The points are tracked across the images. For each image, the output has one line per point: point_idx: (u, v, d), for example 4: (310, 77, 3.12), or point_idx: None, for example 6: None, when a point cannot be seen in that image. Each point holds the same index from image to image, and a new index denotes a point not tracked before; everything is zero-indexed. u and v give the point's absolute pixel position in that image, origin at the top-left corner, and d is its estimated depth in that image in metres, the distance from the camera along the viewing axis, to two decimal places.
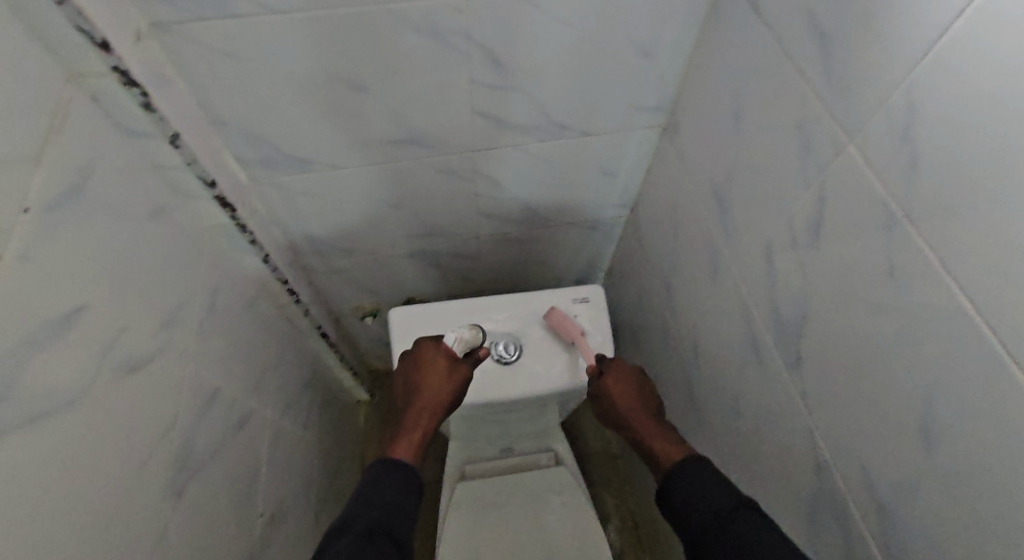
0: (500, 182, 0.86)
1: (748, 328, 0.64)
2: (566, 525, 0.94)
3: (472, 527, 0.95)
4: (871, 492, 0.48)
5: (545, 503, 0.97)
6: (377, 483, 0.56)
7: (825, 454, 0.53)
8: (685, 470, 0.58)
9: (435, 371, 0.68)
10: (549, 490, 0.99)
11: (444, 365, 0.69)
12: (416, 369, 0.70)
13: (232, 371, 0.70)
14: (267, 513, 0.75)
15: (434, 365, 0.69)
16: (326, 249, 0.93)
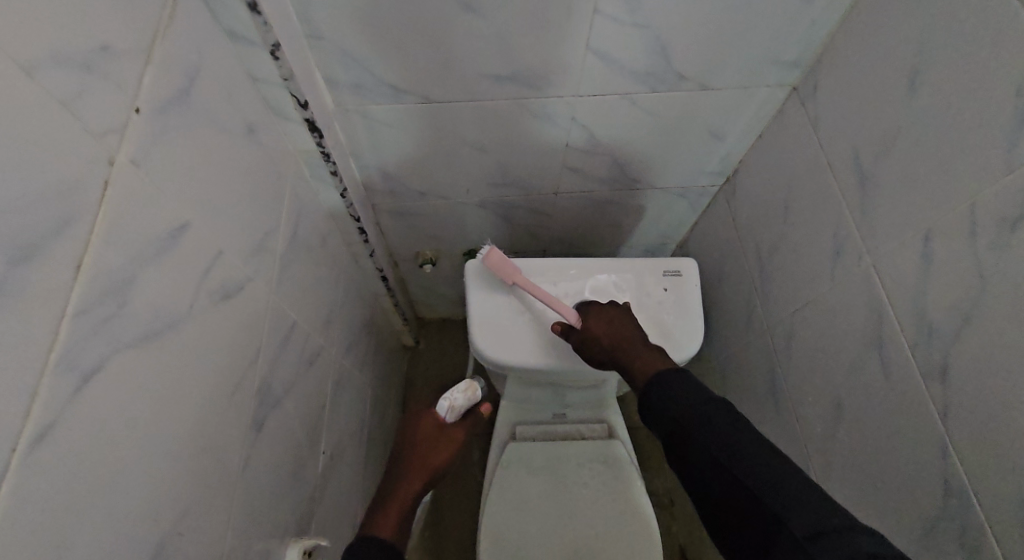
0: (596, 135, 0.79)
1: (871, 325, 0.58)
2: (608, 506, 0.92)
3: (520, 498, 0.93)
4: (1023, 525, 0.43)
5: (592, 479, 0.94)
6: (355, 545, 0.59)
7: (960, 474, 0.48)
8: (670, 385, 0.54)
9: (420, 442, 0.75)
10: (596, 465, 0.95)
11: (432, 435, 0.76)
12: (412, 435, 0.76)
13: (306, 306, 0.67)
14: (328, 451, 0.74)
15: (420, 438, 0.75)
16: (400, 191, 0.88)
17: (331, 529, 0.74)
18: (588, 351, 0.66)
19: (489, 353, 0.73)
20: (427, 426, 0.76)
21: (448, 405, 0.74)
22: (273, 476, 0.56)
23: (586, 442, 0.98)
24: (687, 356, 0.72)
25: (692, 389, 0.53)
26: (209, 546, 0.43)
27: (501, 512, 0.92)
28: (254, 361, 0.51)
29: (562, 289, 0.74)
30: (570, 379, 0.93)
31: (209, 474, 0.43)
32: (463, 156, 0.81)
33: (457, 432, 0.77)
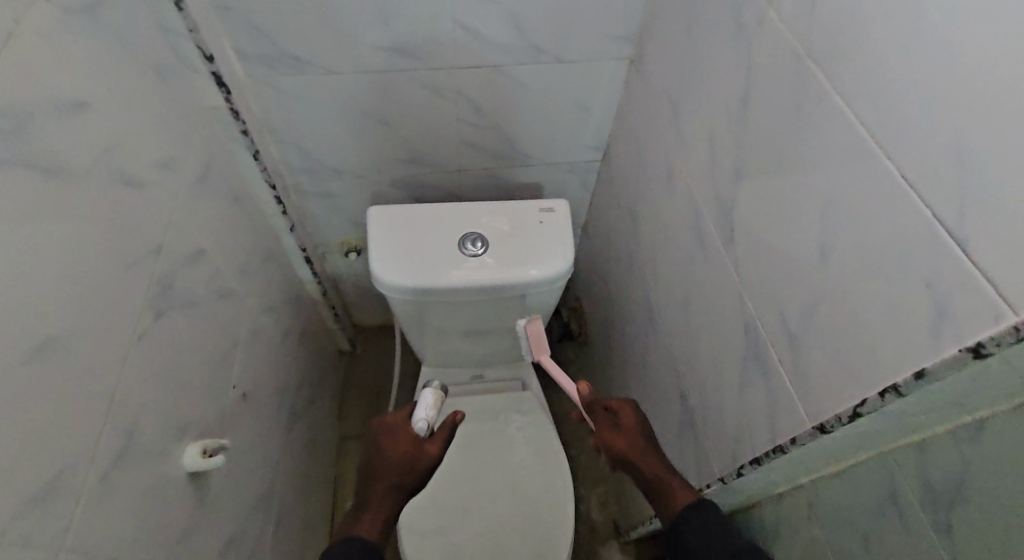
0: (481, 108, 0.92)
1: (698, 223, 0.70)
2: (527, 451, 0.98)
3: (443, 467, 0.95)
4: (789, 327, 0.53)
5: (509, 435, 0.99)
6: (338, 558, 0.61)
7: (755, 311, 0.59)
8: (702, 519, 0.65)
9: (395, 454, 0.68)
10: (512, 421, 1.01)
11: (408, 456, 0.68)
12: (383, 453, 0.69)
13: (220, 246, 0.75)
14: (242, 390, 0.78)
15: (394, 453, 0.68)
16: (318, 171, 0.98)
17: (246, 467, 0.77)
18: (610, 439, 0.74)
19: (390, 279, 0.78)
20: (402, 437, 0.69)
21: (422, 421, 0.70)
22: (177, 369, 0.61)
23: (504, 396, 1.05)
24: (564, 271, 0.80)
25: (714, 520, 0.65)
26: (104, 384, 0.48)
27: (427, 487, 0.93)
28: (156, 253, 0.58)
29: (454, 225, 0.82)
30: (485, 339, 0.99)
31: (106, 323, 0.49)
32: (368, 129, 0.92)
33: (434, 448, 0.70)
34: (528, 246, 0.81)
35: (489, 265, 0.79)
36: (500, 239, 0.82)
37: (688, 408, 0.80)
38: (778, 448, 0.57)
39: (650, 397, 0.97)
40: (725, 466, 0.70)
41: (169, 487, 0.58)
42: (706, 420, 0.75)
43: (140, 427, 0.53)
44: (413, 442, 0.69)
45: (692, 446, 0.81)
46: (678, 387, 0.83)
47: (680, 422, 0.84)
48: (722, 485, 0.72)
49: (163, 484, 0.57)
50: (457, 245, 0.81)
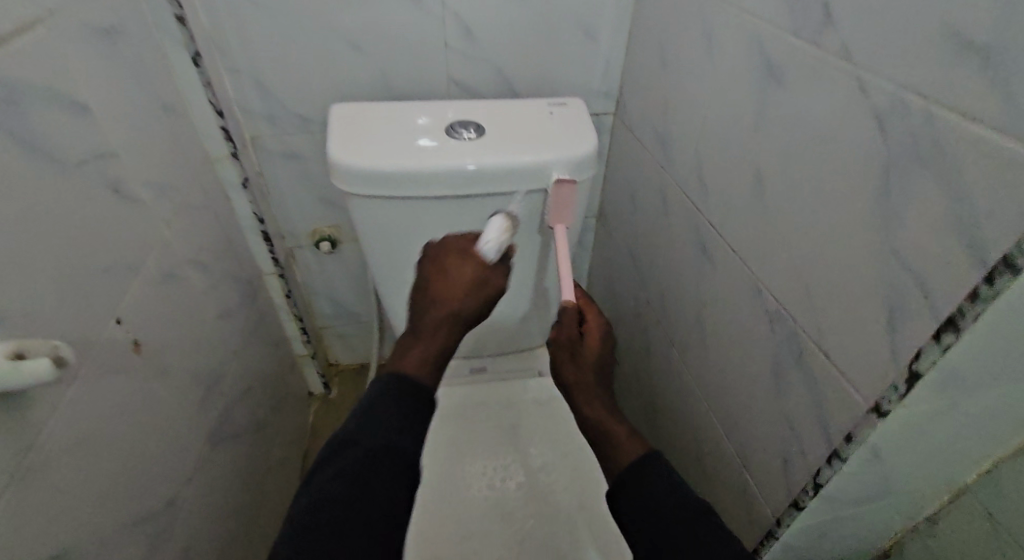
0: (472, 29, 0.81)
1: (756, 56, 0.54)
2: (545, 447, 0.71)
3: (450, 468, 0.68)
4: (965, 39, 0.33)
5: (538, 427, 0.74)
6: (382, 396, 0.46)
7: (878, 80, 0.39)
8: (644, 478, 0.49)
9: (454, 278, 0.53)
10: (540, 412, 0.76)
11: (471, 282, 0.53)
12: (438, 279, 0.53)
13: (136, 130, 0.58)
14: (134, 337, 0.54)
15: (455, 280, 0.53)
16: (281, 118, 0.84)
17: (124, 443, 0.51)
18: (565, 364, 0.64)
19: (363, 164, 0.59)
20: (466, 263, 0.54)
21: (495, 242, 0.54)
22: (8, 212, 0.39)
23: (513, 387, 0.80)
24: (583, 156, 0.63)
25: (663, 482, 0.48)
26: None
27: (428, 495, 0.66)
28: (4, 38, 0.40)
29: (439, 115, 0.66)
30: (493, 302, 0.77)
31: None
32: (341, 57, 0.80)
33: (501, 279, 0.55)
34: (534, 133, 0.65)
35: (487, 147, 0.62)
36: (499, 127, 0.65)
37: (778, 338, 0.56)
38: (996, 271, 0.33)
39: (710, 366, 0.72)
40: (869, 384, 0.44)
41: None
42: (815, 333, 0.50)
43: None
44: (480, 265, 0.54)
45: (795, 395, 0.54)
46: (755, 317, 0.60)
47: (769, 371, 0.58)
48: (876, 423, 0.45)
49: None
50: (444, 130, 0.64)
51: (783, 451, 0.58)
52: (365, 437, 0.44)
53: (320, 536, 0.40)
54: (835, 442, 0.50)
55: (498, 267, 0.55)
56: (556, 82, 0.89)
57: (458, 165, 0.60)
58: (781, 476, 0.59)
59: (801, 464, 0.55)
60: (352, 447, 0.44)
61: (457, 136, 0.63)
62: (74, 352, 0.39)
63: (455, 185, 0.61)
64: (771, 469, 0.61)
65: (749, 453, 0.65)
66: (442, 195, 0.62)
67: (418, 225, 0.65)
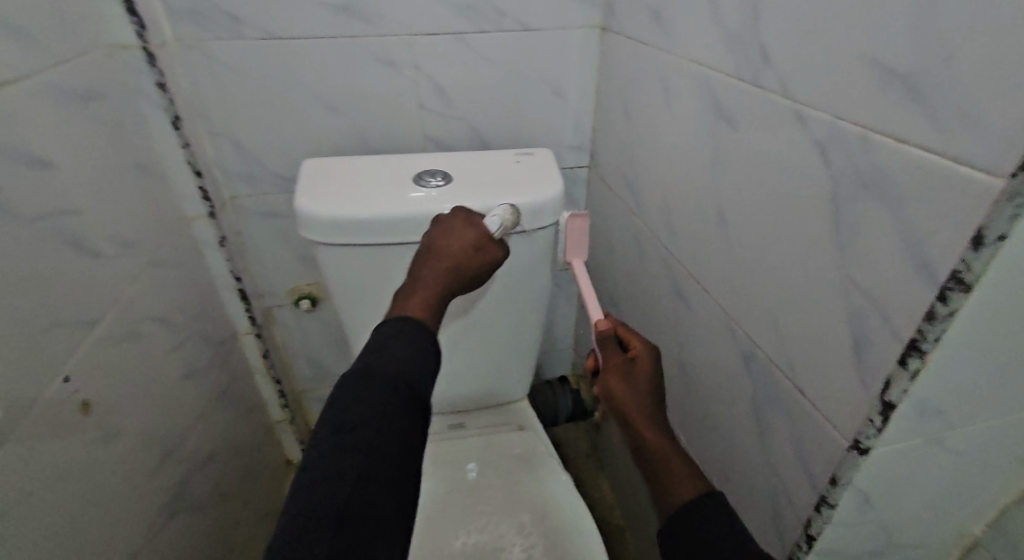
0: (444, 89, 0.85)
1: (705, 99, 0.56)
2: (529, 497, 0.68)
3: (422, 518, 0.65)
4: (881, 64, 0.35)
5: (525, 485, 0.70)
6: (394, 333, 0.46)
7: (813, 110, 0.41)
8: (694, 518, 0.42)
9: (450, 242, 0.54)
10: (530, 470, 0.72)
11: (466, 246, 0.55)
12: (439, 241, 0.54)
13: (105, 184, 0.59)
14: (85, 394, 0.51)
15: (461, 244, 0.54)
16: (259, 177, 0.86)
17: (60, 512, 0.47)
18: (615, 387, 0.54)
19: (333, 214, 0.60)
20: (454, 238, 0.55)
21: (500, 218, 0.58)
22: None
23: (495, 439, 0.78)
24: (551, 199, 0.64)
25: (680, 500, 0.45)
26: None
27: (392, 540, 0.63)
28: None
29: (409, 166, 0.67)
30: (464, 334, 0.74)
31: None
32: (318, 118, 0.83)
33: (497, 252, 0.57)
34: (502, 179, 0.66)
35: (456, 193, 0.63)
36: (468, 175, 0.66)
37: (756, 378, 0.54)
38: (948, 289, 0.32)
39: (694, 412, 0.69)
40: (847, 419, 0.42)
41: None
42: (789, 369, 0.48)
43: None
44: (480, 231, 0.56)
45: (777, 438, 0.52)
46: (731, 355, 0.58)
47: (750, 414, 0.56)
48: (858, 462, 0.42)
49: None
50: (414, 179, 0.65)
51: (773, 501, 0.54)
52: (378, 370, 0.43)
53: (356, 468, 0.39)
54: (821, 488, 0.47)
55: (497, 240, 0.57)
56: (527, 138, 0.93)
57: (427, 214, 0.61)
58: (773, 531, 0.55)
59: (791, 515, 0.52)
60: (372, 382, 0.42)
61: (425, 185, 0.64)
62: None
63: (421, 231, 0.62)
64: (763, 524, 0.57)
65: (738, 507, 0.61)
66: (408, 241, 0.62)
67: (386, 272, 0.65)
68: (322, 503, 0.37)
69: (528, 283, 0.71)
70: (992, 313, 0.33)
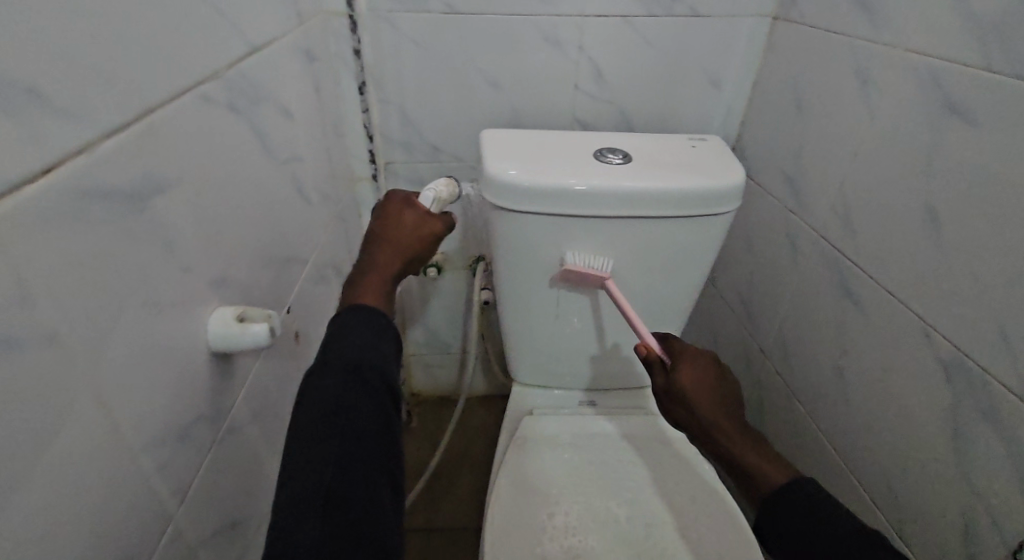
0: (603, 72, 0.86)
1: (931, 95, 0.54)
2: (670, 484, 0.67)
3: (519, 490, 0.67)
4: None
5: (631, 483, 0.67)
6: (348, 325, 0.45)
7: None
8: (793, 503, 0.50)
9: (402, 225, 0.57)
10: (656, 458, 0.71)
11: (416, 229, 0.58)
12: (380, 230, 0.56)
13: (315, 140, 0.64)
14: (296, 328, 0.56)
15: (408, 230, 0.57)
16: (418, 147, 0.89)
17: (278, 432, 0.52)
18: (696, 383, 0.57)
19: (519, 180, 0.62)
20: (391, 225, 0.57)
21: (433, 194, 0.61)
22: (244, 197, 0.43)
23: (626, 421, 0.77)
24: (731, 186, 0.64)
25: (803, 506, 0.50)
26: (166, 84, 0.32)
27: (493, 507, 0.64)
28: (259, 46, 0.46)
29: (584, 143, 0.69)
30: (532, 325, 0.76)
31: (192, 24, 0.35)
32: (480, 93, 0.85)
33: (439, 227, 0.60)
34: (680, 162, 0.66)
35: (637, 172, 0.63)
36: (644, 155, 0.67)
37: (956, 389, 0.51)
38: None
39: (847, 418, 0.67)
40: None
41: (192, 325, 0.35)
42: (1016, 382, 0.45)
43: (184, 189, 0.34)
44: (418, 212, 0.59)
45: (983, 454, 0.49)
46: (918, 362, 0.56)
47: (941, 427, 0.53)
48: None
49: (194, 318, 0.35)
50: (593, 155, 0.66)
51: (961, 520, 0.51)
52: (343, 358, 0.42)
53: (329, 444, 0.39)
54: None
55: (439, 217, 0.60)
56: (675, 127, 0.92)
57: (609, 189, 0.62)
58: (958, 549, 0.52)
59: (988, 535, 0.49)
60: (327, 371, 0.42)
61: (604, 161, 0.65)
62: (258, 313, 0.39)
63: (602, 205, 0.63)
64: (940, 541, 0.54)
65: (904, 522, 0.59)
66: (588, 214, 0.63)
67: (557, 242, 0.66)
68: (291, 535, 0.35)
69: (688, 270, 0.70)
70: None
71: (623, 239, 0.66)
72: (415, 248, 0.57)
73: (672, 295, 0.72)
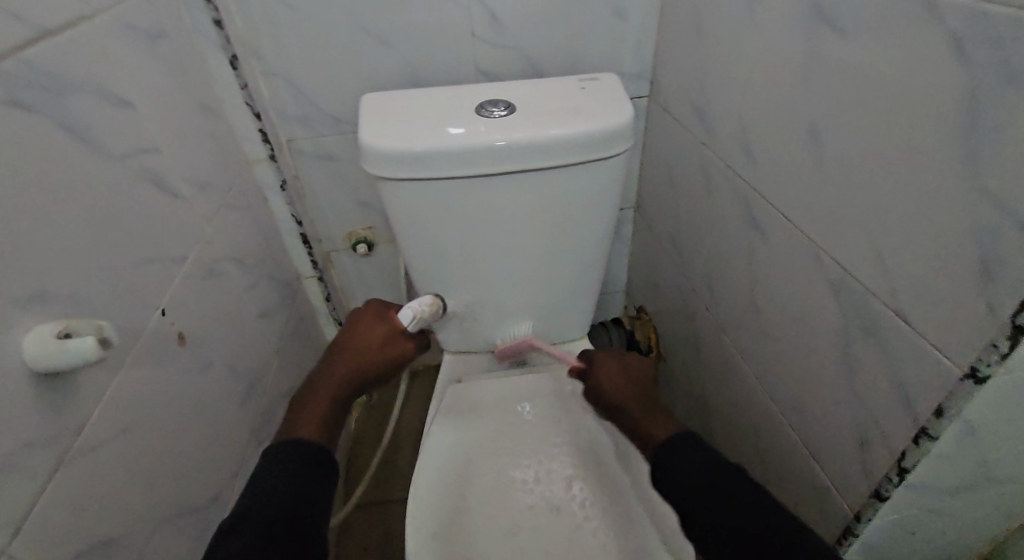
0: (498, 17, 0.81)
1: (807, 7, 0.51)
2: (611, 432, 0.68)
3: (481, 456, 0.67)
4: None
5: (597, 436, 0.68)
6: (271, 470, 0.48)
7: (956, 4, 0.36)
8: (679, 449, 0.52)
9: (365, 343, 0.60)
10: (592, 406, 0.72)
11: (380, 340, 0.61)
12: (349, 344, 0.60)
13: (178, 129, 0.59)
14: (178, 331, 0.54)
15: (366, 339, 0.60)
16: (316, 120, 0.84)
17: (168, 439, 0.50)
18: (608, 377, 0.65)
19: (396, 147, 0.59)
20: (360, 341, 0.60)
21: (411, 312, 0.63)
22: (60, 201, 0.40)
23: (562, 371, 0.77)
24: (620, 127, 0.61)
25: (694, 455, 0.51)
26: None
27: (454, 474, 0.65)
28: (50, 30, 0.41)
29: (467, 98, 0.65)
30: (447, 293, 0.74)
31: None
32: (369, 53, 0.80)
33: (409, 345, 0.62)
34: (568, 107, 0.63)
35: (520, 123, 0.60)
36: (529, 104, 0.64)
37: (845, 309, 0.51)
38: None
39: (763, 348, 0.68)
40: (961, 345, 0.39)
41: None
42: (891, 296, 0.45)
43: None
44: (392, 326, 0.62)
45: (869, 370, 0.49)
46: (815, 287, 0.55)
47: (837, 348, 0.53)
48: (972, 391, 0.40)
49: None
50: (476, 110, 0.62)
51: (858, 434, 0.53)
52: (258, 510, 0.44)
53: None
54: (921, 419, 0.45)
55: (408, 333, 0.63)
56: (585, 67, 0.88)
57: (491, 145, 0.59)
58: (857, 462, 0.54)
59: (878, 445, 0.50)
60: (244, 525, 0.43)
61: (486, 115, 0.62)
62: (87, 326, 0.37)
63: (489, 162, 0.60)
64: (843, 455, 0.56)
65: (815, 442, 0.60)
66: (477, 173, 0.61)
67: (453, 205, 0.64)
68: None
69: (594, 218, 0.68)
70: None
71: (521, 195, 0.64)
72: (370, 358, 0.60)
73: (582, 246, 0.71)
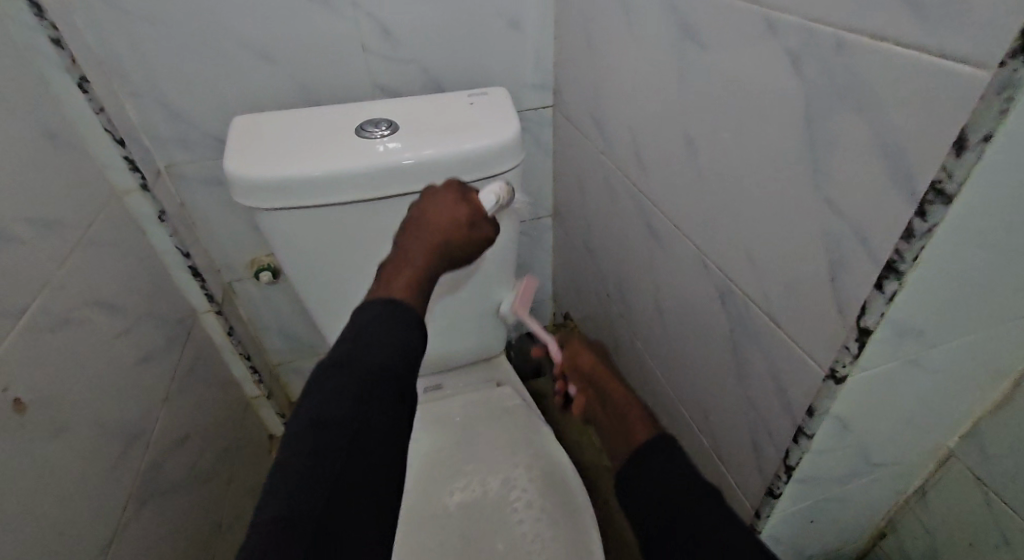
0: (389, 30, 0.78)
1: (673, 20, 0.52)
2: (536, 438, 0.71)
3: (417, 483, 0.66)
4: None
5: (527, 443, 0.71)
6: (367, 322, 0.44)
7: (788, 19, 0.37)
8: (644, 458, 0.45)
9: (442, 218, 0.52)
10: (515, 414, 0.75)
11: (463, 220, 0.52)
12: (428, 217, 0.52)
13: (14, 165, 0.53)
14: (17, 392, 0.48)
15: (442, 215, 0.52)
16: (198, 143, 0.79)
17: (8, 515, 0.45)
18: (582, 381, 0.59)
19: (263, 174, 0.55)
20: (437, 217, 0.52)
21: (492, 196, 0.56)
22: None
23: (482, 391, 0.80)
24: (507, 142, 0.60)
25: (670, 465, 0.43)
26: None
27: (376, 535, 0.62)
28: None
29: (348, 118, 0.62)
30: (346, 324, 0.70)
31: None
32: (250, 71, 0.75)
33: (486, 228, 0.55)
34: (455, 124, 0.61)
35: (401, 143, 0.58)
36: (415, 122, 0.61)
37: (731, 313, 0.52)
38: (927, 202, 0.30)
39: (670, 352, 0.68)
40: (823, 348, 0.40)
41: None
42: (765, 301, 0.46)
43: None
44: (472, 205, 0.54)
45: (755, 374, 0.50)
46: (705, 292, 0.56)
47: (728, 354, 0.54)
48: (834, 391, 0.41)
49: None
50: (357, 131, 0.60)
51: (751, 434, 0.54)
52: (361, 356, 0.41)
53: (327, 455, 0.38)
54: (797, 419, 0.46)
55: (489, 215, 0.55)
56: (485, 80, 0.87)
57: (369, 168, 0.56)
58: (754, 462, 0.55)
59: (769, 446, 0.51)
60: (341, 370, 0.41)
61: (367, 135, 0.59)
62: None
63: (368, 185, 0.57)
64: (741, 455, 0.57)
65: (720, 444, 0.61)
66: (356, 198, 0.58)
67: (338, 231, 0.60)
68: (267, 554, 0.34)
69: None
70: (973, 226, 0.31)
71: None
72: (448, 240, 0.52)
73: None
